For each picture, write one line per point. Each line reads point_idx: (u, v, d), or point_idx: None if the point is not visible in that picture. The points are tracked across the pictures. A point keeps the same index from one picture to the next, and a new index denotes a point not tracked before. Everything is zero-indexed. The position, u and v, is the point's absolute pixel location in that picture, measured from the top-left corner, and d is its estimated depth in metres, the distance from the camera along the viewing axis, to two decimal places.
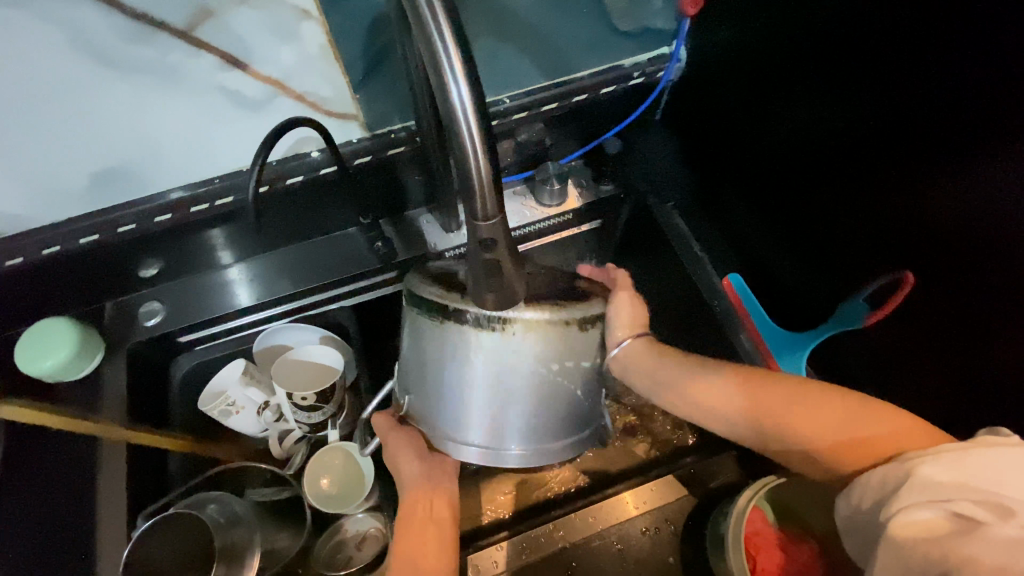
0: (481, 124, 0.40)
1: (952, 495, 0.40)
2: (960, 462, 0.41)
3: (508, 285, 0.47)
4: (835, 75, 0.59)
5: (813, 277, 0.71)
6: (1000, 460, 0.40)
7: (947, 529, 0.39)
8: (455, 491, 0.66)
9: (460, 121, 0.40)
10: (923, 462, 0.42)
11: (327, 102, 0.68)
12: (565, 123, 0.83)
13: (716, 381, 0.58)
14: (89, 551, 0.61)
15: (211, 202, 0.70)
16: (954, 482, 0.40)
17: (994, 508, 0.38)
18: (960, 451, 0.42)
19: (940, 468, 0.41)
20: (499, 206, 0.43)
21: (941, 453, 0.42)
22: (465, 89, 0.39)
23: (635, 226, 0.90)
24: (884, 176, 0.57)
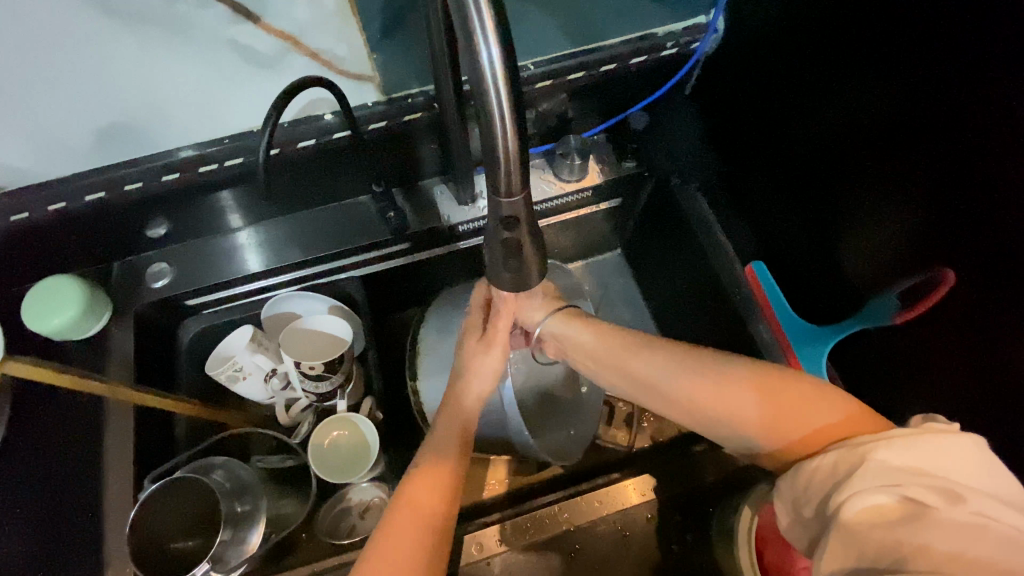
0: (512, 93, 0.37)
1: (906, 480, 0.42)
2: (908, 444, 0.43)
3: (525, 268, 0.45)
4: (886, 55, 0.54)
5: (838, 272, 0.67)
6: (947, 447, 0.43)
7: (899, 514, 0.41)
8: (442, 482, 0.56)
9: (489, 89, 0.37)
10: (877, 446, 0.44)
11: (343, 62, 0.64)
12: (590, 95, 0.79)
13: (687, 374, 0.56)
14: (97, 510, 0.62)
15: (221, 162, 0.67)
16: (907, 468, 0.42)
17: (946, 494, 0.41)
18: (911, 436, 0.44)
19: (887, 451, 0.43)
20: (524, 183, 0.41)
21: (893, 439, 0.44)
22: (498, 55, 0.36)
23: (655, 205, 0.87)
24: (925, 169, 0.53)
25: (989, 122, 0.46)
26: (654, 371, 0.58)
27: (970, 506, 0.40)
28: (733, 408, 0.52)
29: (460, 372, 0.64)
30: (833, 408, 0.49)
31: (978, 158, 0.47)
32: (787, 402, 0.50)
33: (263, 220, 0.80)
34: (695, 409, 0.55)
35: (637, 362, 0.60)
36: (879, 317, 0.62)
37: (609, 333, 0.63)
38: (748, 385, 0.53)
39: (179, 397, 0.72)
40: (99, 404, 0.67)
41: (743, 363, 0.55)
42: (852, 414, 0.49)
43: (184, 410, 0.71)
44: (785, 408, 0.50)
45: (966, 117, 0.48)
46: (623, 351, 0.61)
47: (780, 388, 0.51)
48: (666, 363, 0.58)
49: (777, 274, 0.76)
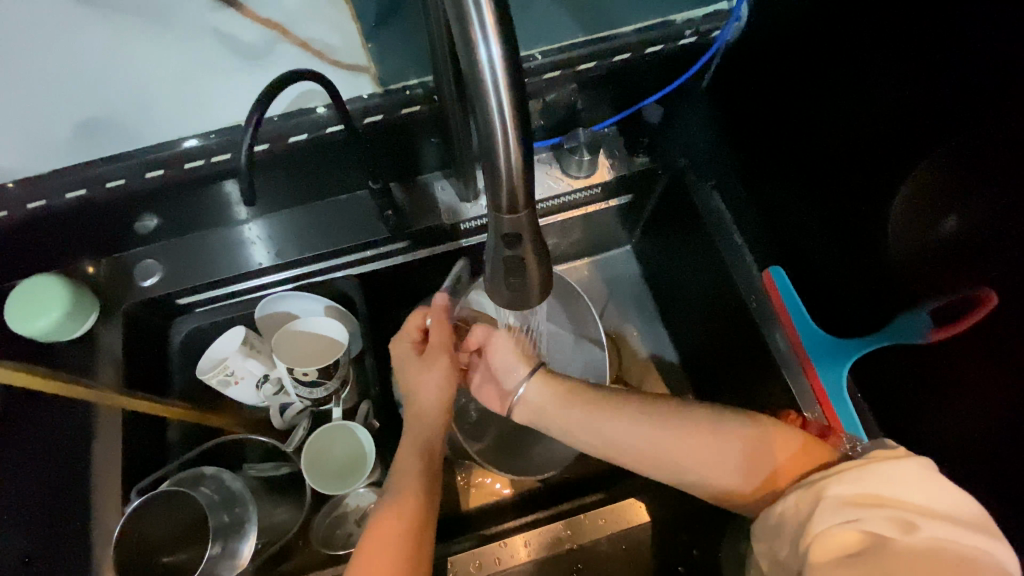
0: (516, 95, 0.33)
1: (863, 513, 0.44)
2: (854, 480, 0.46)
3: (528, 289, 0.41)
4: (932, 51, 0.49)
5: (862, 281, 0.63)
6: (896, 476, 0.45)
7: (862, 545, 0.43)
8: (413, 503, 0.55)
9: (489, 90, 0.33)
10: (831, 482, 0.47)
11: (335, 52, 0.61)
12: (602, 86, 0.74)
13: (652, 440, 0.58)
14: (85, 520, 0.60)
15: (208, 159, 0.60)
16: (861, 499, 0.45)
17: (901, 523, 0.42)
18: (861, 468, 0.47)
19: (840, 486, 0.46)
20: (528, 198, 0.37)
21: (844, 474, 0.47)
22: (500, 53, 0.32)
23: (667, 202, 0.83)
24: (969, 179, 0.48)
25: None
26: (621, 437, 0.59)
27: (926, 531, 0.42)
28: (703, 459, 0.56)
29: (412, 392, 0.63)
30: (781, 447, 0.54)
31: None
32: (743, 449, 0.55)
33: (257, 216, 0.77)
34: (662, 465, 0.58)
35: (603, 416, 0.60)
36: (909, 335, 0.58)
37: (563, 386, 0.62)
38: (703, 432, 0.57)
39: (171, 402, 0.69)
40: (86, 410, 0.64)
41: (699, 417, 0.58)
42: (797, 449, 0.54)
43: (176, 415, 0.69)
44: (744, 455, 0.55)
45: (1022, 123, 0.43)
46: (585, 404, 0.61)
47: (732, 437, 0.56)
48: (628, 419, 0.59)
49: (795, 279, 0.72)
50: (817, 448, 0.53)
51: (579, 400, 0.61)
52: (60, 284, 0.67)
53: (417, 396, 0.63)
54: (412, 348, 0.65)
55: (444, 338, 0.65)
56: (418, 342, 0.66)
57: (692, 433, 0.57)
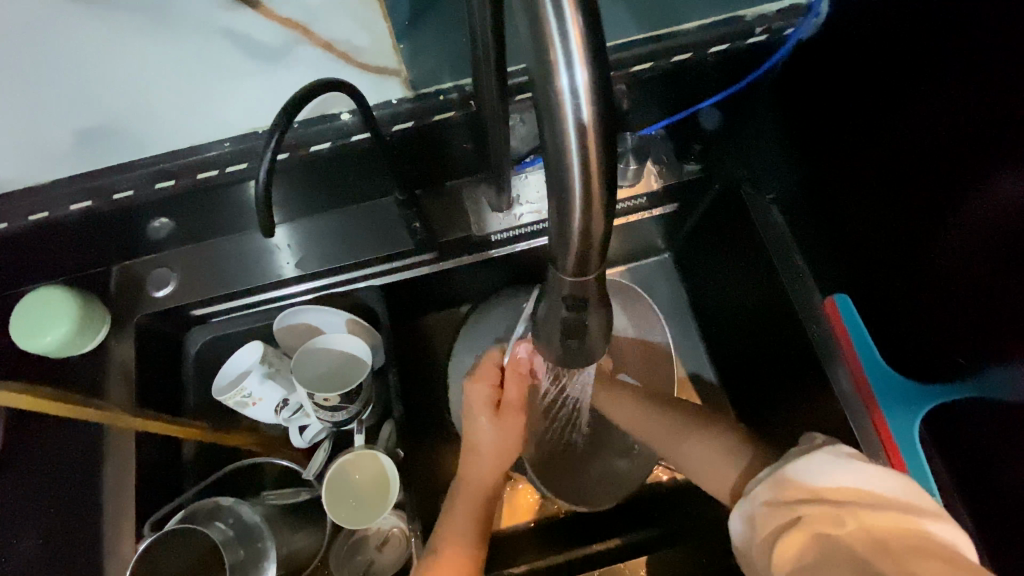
0: (600, 132, 0.27)
1: (807, 511, 0.44)
2: (780, 481, 0.48)
3: (590, 349, 0.36)
4: None
5: (943, 322, 0.57)
6: (816, 469, 0.47)
7: (808, 544, 0.43)
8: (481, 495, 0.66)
9: (569, 124, 0.27)
10: (762, 490, 0.49)
11: (361, 53, 0.54)
12: (658, 86, 0.66)
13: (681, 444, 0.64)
14: (99, 549, 0.58)
15: (223, 168, 0.55)
16: (799, 494, 0.46)
17: (835, 516, 0.43)
18: (791, 464, 0.48)
19: (768, 489, 0.48)
20: (603, 256, 0.31)
21: (783, 472, 0.48)
22: (587, 80, 0.26)
23: (716, 215, 0.76)
24: None
25: None
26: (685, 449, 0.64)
27: (855, 521, 0.42)
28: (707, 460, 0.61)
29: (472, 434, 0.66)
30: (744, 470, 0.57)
31: None
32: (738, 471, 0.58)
33: (275, 222, 0.71)
34: (667, 446, 0.66)
35: (648, 417, 0.69)
36: (990, 390, 0.53)
37: (642, 413, 0.70)
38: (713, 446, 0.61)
39: (187, 421, 0.66)
40: (99, 432, 0.61)
41: (684, 417, 0.67)
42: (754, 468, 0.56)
43: (191, 435, 0.65)
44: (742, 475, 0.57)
45: None
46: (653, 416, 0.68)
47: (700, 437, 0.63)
48: (649, 419, 0.69)
49: (865, 309, 0.65)
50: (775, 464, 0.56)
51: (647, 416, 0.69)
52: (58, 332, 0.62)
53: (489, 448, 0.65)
54: (489, 391, 0.64)
55: (518, 391, 0.64)
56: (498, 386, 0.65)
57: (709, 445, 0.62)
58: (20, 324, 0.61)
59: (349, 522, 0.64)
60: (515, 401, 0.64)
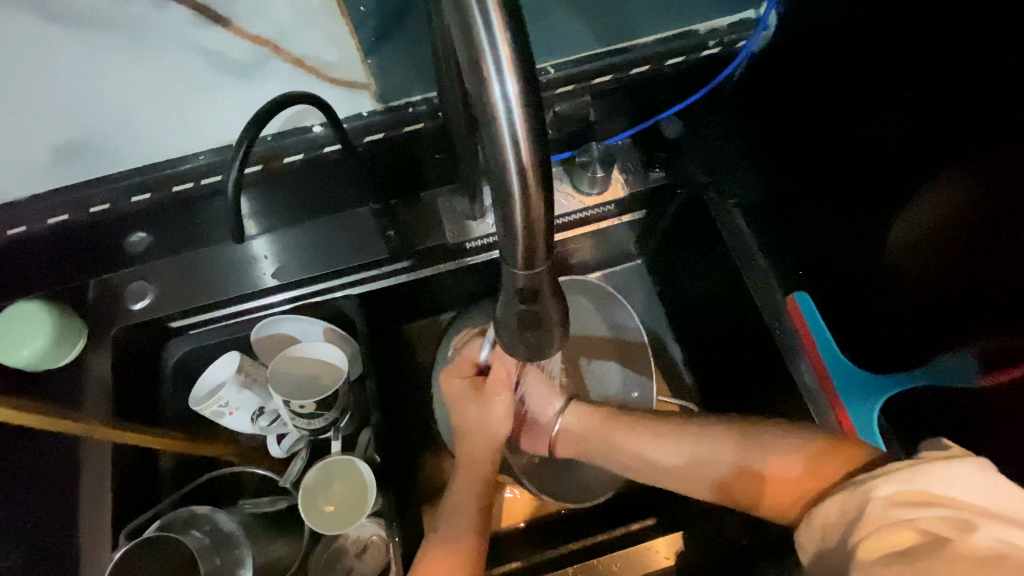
0: (533, 137, 0.29)
1: (923, 512, 0.41)
2: (897, 478, 0.44)
3: (547, 340, 0.37)
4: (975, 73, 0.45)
5: (895, 316, 0.59)
6: (946, 473, 0.42)
7: (913, 544, 0.40)
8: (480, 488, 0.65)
9: (504, 130, 0.29)
10: (878, 481, 0.44)
11: (332, 68, 0.56)
12: (620, 97, 0.69)
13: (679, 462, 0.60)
14: (74, 561, 0.58)
15: (197, 180, 0.59)
16: (911, 495, 0.42)
17: (960, 523, 0.39)
18: (909, 466, 0.44)
19: (878, 485, 0.44)
20: (550, 248, 0.33)
21: (891, 473, 0.44)
22: (517, 89, 0.28)
23: (683, 220, 0.79)
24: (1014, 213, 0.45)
25: None
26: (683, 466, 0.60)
27: (987, 533, 0.39)
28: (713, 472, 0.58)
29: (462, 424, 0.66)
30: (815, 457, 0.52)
31: None
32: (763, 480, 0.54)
33: (252, 233, 0.72)
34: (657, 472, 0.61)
35: (649, 443, 0.62)
36: (949, 379, 0.55)
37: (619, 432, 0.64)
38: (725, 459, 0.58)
39: (165, 432, 0.66)
40: (75, 444, 0.61)
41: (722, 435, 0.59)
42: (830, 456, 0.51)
43: (168, 446, 0.65)
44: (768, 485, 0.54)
45: None
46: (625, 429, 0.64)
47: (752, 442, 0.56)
48: (653, 448, 0.61)
49: (825, 306, 0.68)
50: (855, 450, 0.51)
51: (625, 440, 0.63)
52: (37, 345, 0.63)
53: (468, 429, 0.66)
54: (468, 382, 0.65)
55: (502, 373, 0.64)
56: (474, 376, 0.66)
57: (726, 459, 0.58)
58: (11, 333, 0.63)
59: (350, 523, 0.65)
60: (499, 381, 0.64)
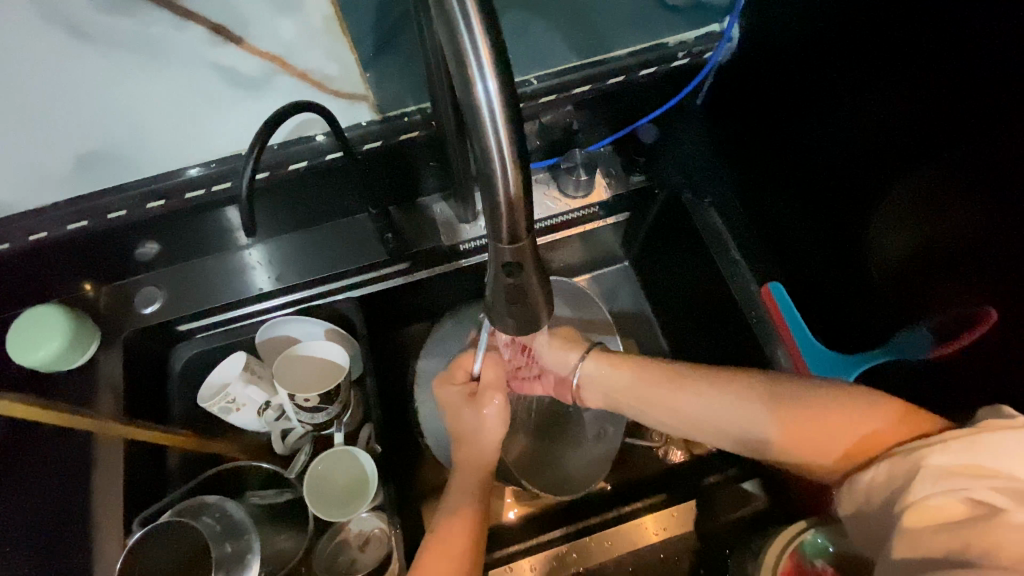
0: (511, 129, 0.34)
1: (974, 483, 0.42)
2: (957, 450, 0.44)
3: (532, 312, 0.41)
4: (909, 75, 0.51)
5: (857, 301, 0.64)
6: (1007, 445, 0.42)
7: (964, 516, 0.42)
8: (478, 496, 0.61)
9: (486, 123, 0.34)
10: (931, 450, 0.45)
11: (333, 81, 0.61)
12: (599, 107, 0.75)
13: (723, 413, 0.58)
14: (88, 551, 0.60)
15: (208, 187, 0.64)
16: (960, 467, 0.43)
17: (1016, 495, 0.41)
18: (970, 436, 0.44)
19: (936, 455, 0.45)
20: (530, 225, 0.37)
21: (950, 442, 0.45)
22: (496, 87, 0.33)
23: (664, 221, 0.83)
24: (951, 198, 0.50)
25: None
26: (721, 419, 0.58)
27: None
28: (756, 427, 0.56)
29: (457, 430, 0.64)
30: (875, 418, 0.51)
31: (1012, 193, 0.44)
32: (810, 436, 0.53)
33: (246, 244, 0.76)
34: (692, 426, 0.61)
35: (658, 394, 0.62)
36: (910, 354, 0.58)
37: (650, 379, 0.63)
38: (772, 413, 0.55)
39: (173, 430, 0.69)
40: (88, 440, 0.64)
41: (773, 387, 0.57)
42: (893, 419, 0.50)
43: (177, 443, 0.68)
44: (812, 436, 0.53)
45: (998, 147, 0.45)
46: (666, 381, 0.62)
47: (809, 401, 0.54)
48: (681, 399, 0.61)
49: (796, 294, 0.72)
50: (919, 414, 0.50)
51: (654, 390, 0.63)
52: (52, 346, 0.66)
53: (459, 438, 0.64)
54: (461, 389, 0.64)
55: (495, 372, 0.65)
56: (466, 383, 0.65)
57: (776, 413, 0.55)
58: (24, 338, 0.66)
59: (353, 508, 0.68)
60: (493, 380, 0.65)
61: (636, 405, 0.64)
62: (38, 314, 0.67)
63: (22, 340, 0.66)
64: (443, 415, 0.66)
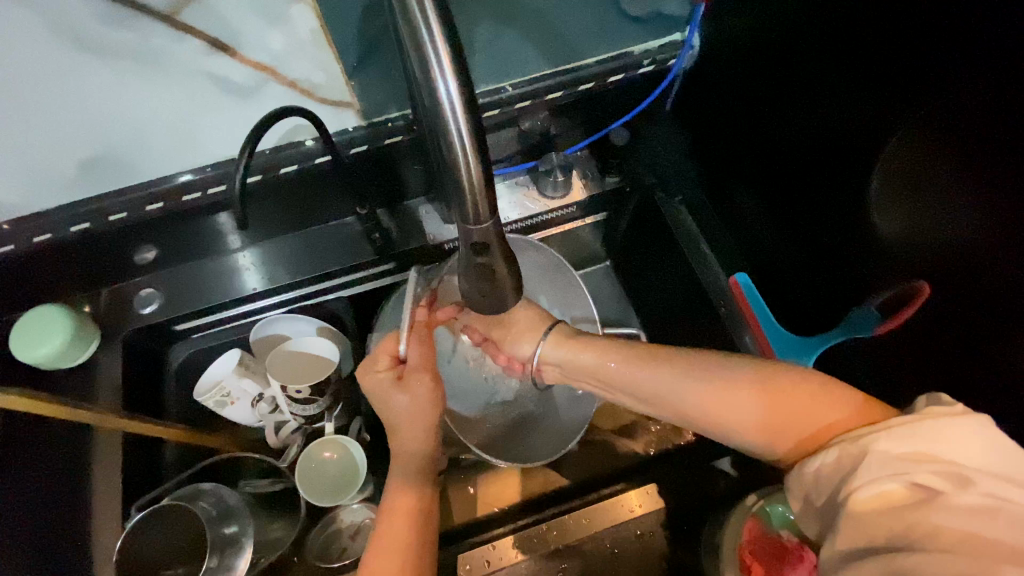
0: (472, 126, 0.39)
1: (914, 467, 0.39)
2: (903, 436, 0.41)
3: (500, 292, 0.46)
4: (843, 77, 0.56)
5: (814, 287, 0.68)
6: (948, 431, 0.40)
7: (905, 500, 0.39)
8: (428, 481, 0.61)
9: (449, 120, 0.38)
10: (875, 436, 0.42)
11: (320, 89, 0.66)
12: (571, 112, 0.80)
13: (683, 393, 0.56)
14: (88, 537, 0.63)
15: (204, 189, 0.67)
16: (906, 454, 0.40)
17: (955, 479, 0.38)
18: (913, 423, 0.41)
19: (880, 442, 0.42)
20: (493, 210, 0.42)
21: (893, 428, 0.42)
22: (456, 89, 0.38)
23: (640, 219, 0.88)
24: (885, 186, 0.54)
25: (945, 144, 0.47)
26: (684, 397, 0.56)
27: (982, 489, 0.37)
28: (717, 406, 0.53)
29: (386, 414, 0.62)
30: (839, 405, 0.47)
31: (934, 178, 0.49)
32: (768, 414, 0.50)
33: (235, 248, 0.80)
34: (659, 408, 0.59)
35: (623, 369, 0.61)
36: (858, 330, 0.61)
37: (619, 354, 0.63)
38: (733, 389, 0.53)
39: (170, 424, 0.71)
40: (87, 432, 0.67)
41: (744, 363, 0.54)
42: (859, 408, 0.47)
43: (173, 436, 0.71)
44: (770, 414, 0.50)
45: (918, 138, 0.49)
46: (631, 358, 0.61)
47: (775, 379, 0.51)
48: (643, 375, 0.60)
49: (761, 284, 0.76)
50: (882, 408, 0.46)
51: (622, 363, 0.62)
52: (53, 342, 0.69)
53: (405, 423, 0.61)
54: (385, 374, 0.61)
55: (421, 355, 0.63)
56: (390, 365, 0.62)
57: (736, 391, 0.53)
58: (29, 334, 0.69)
59: (344, 493, 0.72)
60: (419, 362, 0.62)
61: (603, 377, 0.64)
62: (44, 311, 0.70)
63: (28, 337, 0.69)
64: (372, 404, 0.63)
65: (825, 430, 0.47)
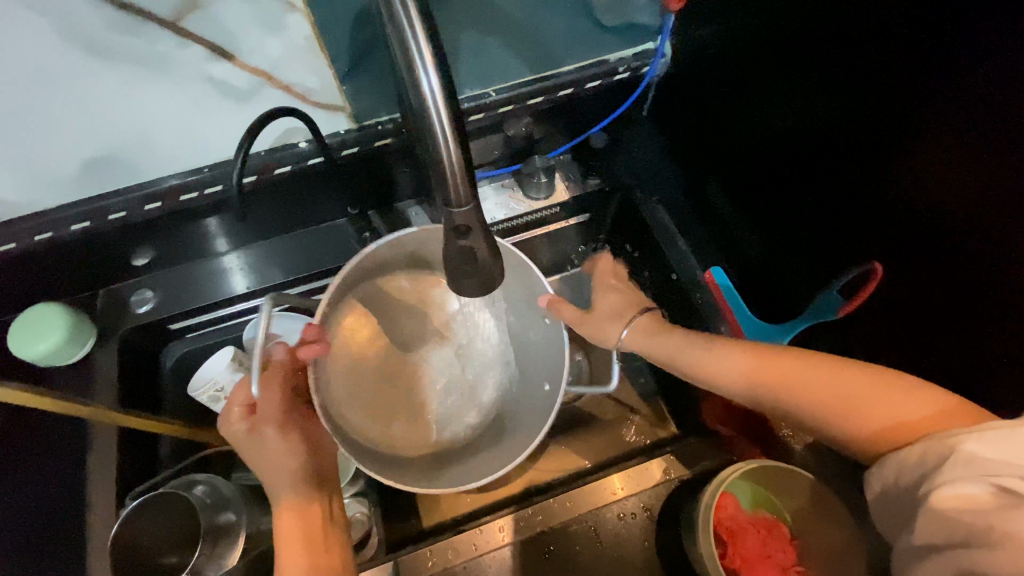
0: (452, 117, 0.42)
1: (1003, 470, 0.39)
2: (999, 439, 0.40)
3: (487, 273, 0.48)
4: (798, 77, 0.60)
5: (783, 275, 0.72)
6: None
7: (991, 503, 0.39)
8: (306, 512, 0.56)
9: (431, 110, 0.42)
10: (965, 437, 0.41)
11: (314, 94, 0.71)
12: (552, 117, 0.84)
13: (763, 376, 0.54)
14: (84, 526, 0.64)
15: (202, 190, 0.68)
16: (1000, 459, 0.40)
17: None
18: (1010, 427, 0.40)
19: (976, 443, 0.41)
20: (473, 193, 0.45)
21: (986, 431, 0.41)
22: (436, 82, 0.41)
23: (622, 219, 0.91)
24: (842, 176, 0.58)
25: (892, 133, 0.51)
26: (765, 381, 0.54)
27: None
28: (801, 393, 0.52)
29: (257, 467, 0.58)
30: (925, 401, 0.46)
31: (884, 165, 0.53)
32: (854, 405, 0.49)
33: (223, 251, 0.82)
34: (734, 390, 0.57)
35: (699, 352, 0.60)
36: (824, 313, 0.65)
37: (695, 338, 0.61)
38: (822, 378, 0.51)
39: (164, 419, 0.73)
40: (84, 426, 0.69)
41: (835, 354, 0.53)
42: (949, 407, 0.45)
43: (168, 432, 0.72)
44: (854, 406, 0.49)
45: (866, 129, 0.54)
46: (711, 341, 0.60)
47: (859, 371, 0.50)
48: (723, 359, 0.58)
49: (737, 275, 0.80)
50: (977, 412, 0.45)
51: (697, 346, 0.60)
52: (52, 339, 0.70)
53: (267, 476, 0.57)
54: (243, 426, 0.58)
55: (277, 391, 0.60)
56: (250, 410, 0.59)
57: (823, 380, 0.51)
58: (30, 330, 0.71)
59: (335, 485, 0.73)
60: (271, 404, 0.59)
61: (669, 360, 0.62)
62: (47, 309, 0.72)
63: (28, 332, 0.70)
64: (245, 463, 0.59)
65: (908, 427, 0.46)
